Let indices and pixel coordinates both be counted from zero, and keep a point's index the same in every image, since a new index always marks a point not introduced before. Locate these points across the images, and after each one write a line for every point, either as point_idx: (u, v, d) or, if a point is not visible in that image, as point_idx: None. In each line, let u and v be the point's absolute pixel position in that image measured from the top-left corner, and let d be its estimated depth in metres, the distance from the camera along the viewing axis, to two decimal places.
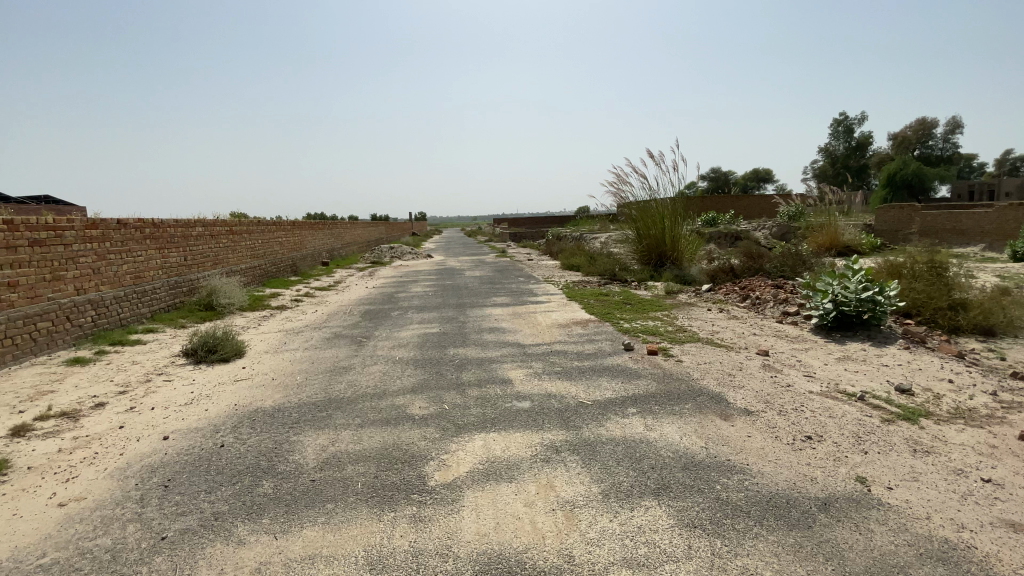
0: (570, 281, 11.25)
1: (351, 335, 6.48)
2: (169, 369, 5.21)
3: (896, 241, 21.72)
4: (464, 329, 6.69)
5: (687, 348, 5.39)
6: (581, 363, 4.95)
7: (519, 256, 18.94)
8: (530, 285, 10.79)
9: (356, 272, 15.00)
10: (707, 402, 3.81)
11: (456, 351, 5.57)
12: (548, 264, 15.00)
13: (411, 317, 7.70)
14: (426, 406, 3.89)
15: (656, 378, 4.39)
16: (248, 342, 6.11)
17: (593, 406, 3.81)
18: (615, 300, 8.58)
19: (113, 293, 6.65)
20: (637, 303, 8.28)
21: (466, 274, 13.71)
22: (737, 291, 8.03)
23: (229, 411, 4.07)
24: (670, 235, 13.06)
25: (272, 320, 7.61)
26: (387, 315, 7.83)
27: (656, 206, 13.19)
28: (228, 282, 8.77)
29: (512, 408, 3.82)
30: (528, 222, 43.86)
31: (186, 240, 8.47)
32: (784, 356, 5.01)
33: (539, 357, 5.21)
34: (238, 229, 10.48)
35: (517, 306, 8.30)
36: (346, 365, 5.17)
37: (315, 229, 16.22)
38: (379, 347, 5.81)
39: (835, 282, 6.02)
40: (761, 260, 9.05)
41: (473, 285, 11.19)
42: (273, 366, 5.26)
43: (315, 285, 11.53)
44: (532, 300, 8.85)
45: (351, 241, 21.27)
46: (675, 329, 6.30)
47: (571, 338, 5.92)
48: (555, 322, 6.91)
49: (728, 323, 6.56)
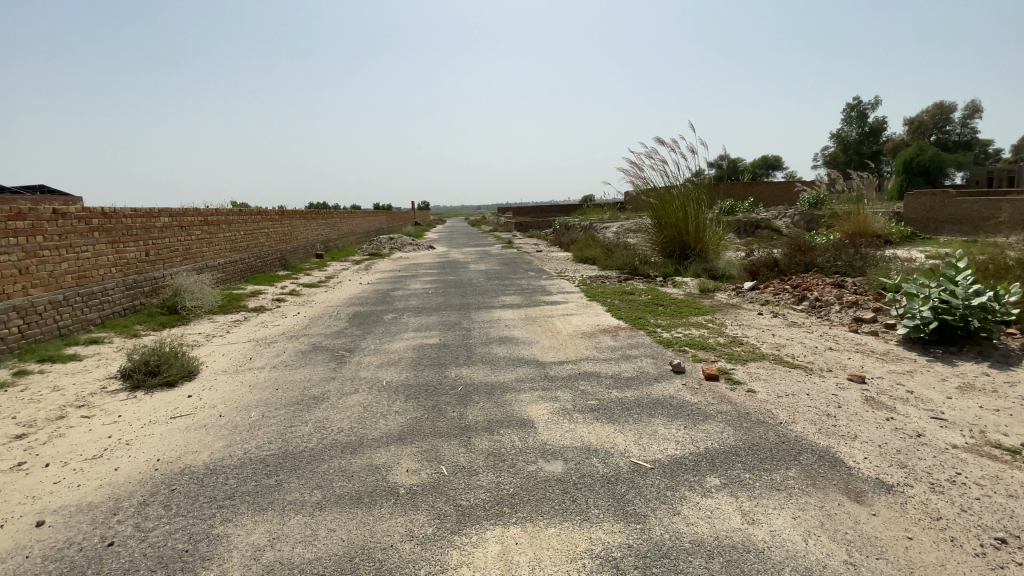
0: (586, 277, 10.02)
1: (332, 348, 5.34)
2: (93, 400, 4.08)
3: (925, 231, 20.45)
4: (468, 339, 5.53)
5: (753, 370, 4.22)
6: (620, 392, 3.79)
7: (526, 247, 17.67)
8: (542, 281, 9.59)
9: (350, 265, 13.85)
10: (819, 470, 2.66)
11: (458, 372, 4.42)
12: (559, 256, 13.76)
13: (405, 321, 6.54)
14: (416, 469, 2.76)
15: (730, 423, 3.24)
16: (202, 359, 4.96)
17: (654, 471, 2.67)
18: (643, 301, 7.37)
19: (50, 296, 5.51)
20: (670, 304, 7.07)
21: (470, 267, 12.52)
22: (789, 290, 6.82)
23: (144, 474, 2.95)
24: (694, 224, 11.81)
25: (243, 327, 6.48)
26: (377, 320, 6.67)
27: (678, 192, 11.93)
28: (197, 281, 7.65)
29: (537, 474, 2.67)
30: (532, 211, 42.51)
31: (147, 233, 7.34)
32: (886, 384, 3.86)
33: (565, 381, 4.06)
34: (215, 219, 9.34)
35: (529, 308, 7.10)
36: (317, 393, 4.04)
37: (308, 219, 14.99)
38: (362, 366, 4.66)
39: (930, 284, 4.82)
40: (811, 253, 7.84)
41: (478, 281, 10.02)
42: (225, 395, 4.11)
43: (303, 282, 10.39)
44: (546, 300, 7.67)
45: (347, 232, 20.05)
46: (728, 340, 5.12)
47: (602, 354, 4.75)
48: (578, 330, 5.74)
49: (791, 332, 5.37)
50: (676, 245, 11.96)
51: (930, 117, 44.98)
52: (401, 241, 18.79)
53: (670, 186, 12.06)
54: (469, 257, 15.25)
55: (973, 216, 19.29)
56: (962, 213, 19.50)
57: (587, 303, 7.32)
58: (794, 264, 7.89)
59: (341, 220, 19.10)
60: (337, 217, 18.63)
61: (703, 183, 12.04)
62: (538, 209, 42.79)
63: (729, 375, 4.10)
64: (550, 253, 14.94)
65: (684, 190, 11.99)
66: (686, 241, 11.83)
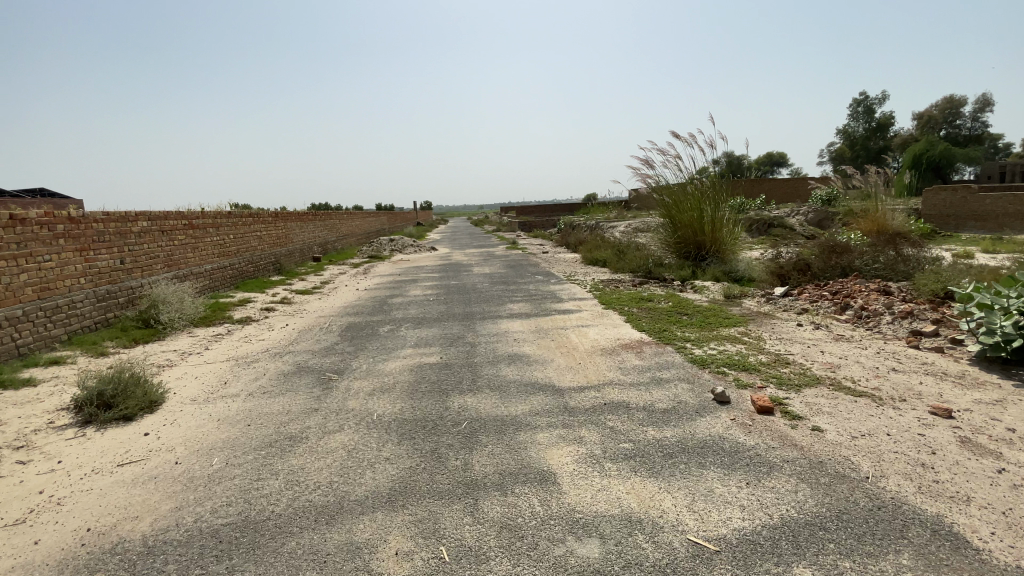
0: (598, 281, 9.35)
1: (318, 368, 4.71)
2: (34, 440, 3.46)
3: (946, 228, 19.63)
4: (472, 357, 4.88)
5: (812, 400, 3.57)
6: (658, 430, 3.14)
7: (532, 248, 17.00)
8: (551, 286, 8.93)
9: (348, 268, 13.23)
10: (943, 558, 2.02)
11: (461, 400, 3.77)
12: (567, 259, 13.08)
13: (402, 335, 5.90)
14: (408, 551, 2.13)
15: (804, 479, 2.59)
16: (171, 386, 4.34)
17: (722, 557, 2.02)
18: (665, 309, 6.70)
19: (4, 312, 4.90)
20: (695, 313, 6.41)
21: (474, 271, 11.87)
22: (829, 298, 6.14)
23: (65, 553, 2.34)
24: (711, 223, 11.12)
25: (224, 343, 5.85)
26: (372, 333, 6.04)
27: (694, 189, 11.25)
28: (178, 290, 7.03)
29: (569, 561, 2.03)
30: (536, 211, 41.89)
31: (123, 239, 6.74)
32: (977, 421, 3.20)
33: (589, 414, 3.42)
34: (201, 222, 8.73)
35: (540, 318, 6.44)
36: (295, 431, 3.41)
37: (304, 221, 14.38)
38: (350, 394, 4.02)
39: (1010, 295, 4.15)
40: (847, 255, 7.16)
41: (483, 286, 9.37)
42: (188, 434, 3.48)
43: (296, 288, 9.77)
44: (558, 308, 7.01)
45: (347, 233, 19.47)
46: (772, 359, 4.46)
47: (629, 377, 4.10)
48: (597, 345, 5.08)
49: (841, 348, 4.71)
50: (691, 246, 11.27)
51: (940, 111, 43.94)
52: (402, 243, 18.16)
53: (684, 183, 11.38)
54: (472, 259, 14.60)
55: (997, 212, 18.34)
56: (984, 209, 18.62)
57: (602, 312, 6.67)
58: (828, 267, 7.21)
59: (340, 222, 18.48)
60: (336, 218, 18.02)
61: (720, 179, 11.35)
62: (542, 208, 42.10)
63: (785, 408, 3.44)
64: (557, 254, 14.27)
65: (699, 187, 11.31)
66: (702, 240, 11.14)
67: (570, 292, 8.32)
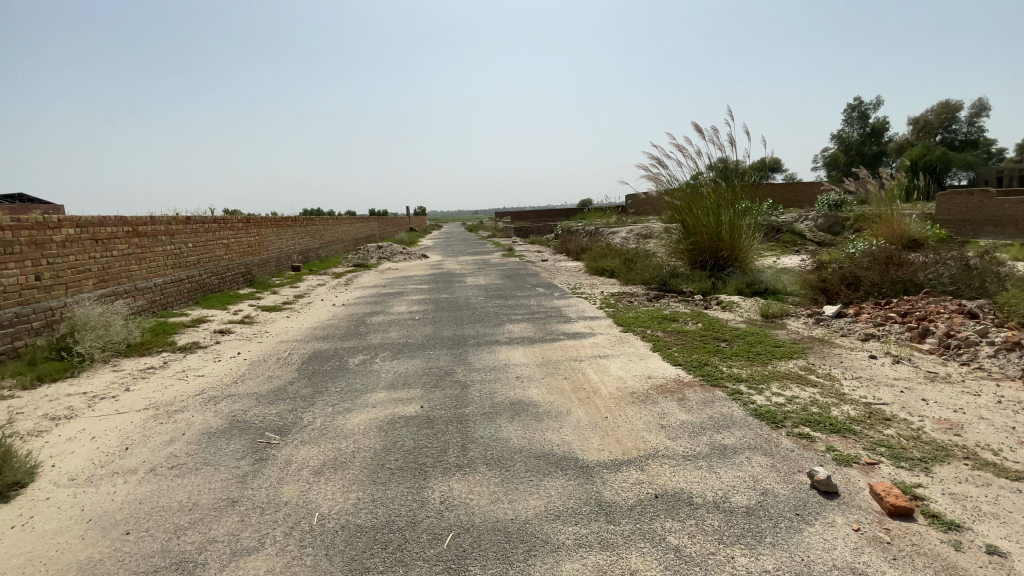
0: (609, 295, 8.21)
1: (257, 425, 3.54)
2: None
3: (962, 233, 18.64)
4: (462, 404, 3.72)
5: (959, 491, 2.44)
6: (751, 559, 2.00)
7: (529, 255, 15.86)
8: (556, 301, 7.79)
9: (329, 279, 12.02)
10: None
11: (444, 486, 2.61)
12: (569, 268, 11.93)
13: (375, 368, 4.72)
14: None
15: None
16: (43, 467, 3.14)
17: None
18: (696, 332, 5.56)
19: None
20: (736, 338, 5.27)
21: (467, 282, 10.71)
22: (901, 323, 5.05)
23: None
24: (729, 228, 10.00)
25: (153, 381, 4.67)
26: (338, 366, 4.85)
27: (710, 191, 10.15)
28: (109, 311, 5.84)
29: None
30: (531, 216, 40.90)
31: (39, 250, 5.56)
32: None
33: (635, 518, 2.28)
34: (148, 229, 7.54)
35: (546, 345, 5.28)
36: (191, 550, 2.24)
37: (283, 227, 13.18)
38: (287, 473, 2.84)
39: None
40: (907, 269, 6.07)
41: (477, 301, 8.20)
42: (30, 554, 2.31)
43: (264, 304, 8.56)
44: (567, 330, 5.85)
45: (332, 240, 18.28)
46: (863, 416, 3.34)
47: (678, 447, 2.96)
48: (625, 387, 3.94)
49: (946, 395, 3.59)
50: (707, 253, 10.14)
51: (934, 117, 43.46)
52: (391, 250, 16.96)
53: (700, 184, 10.28)
54: (465, 269, 13.42)
55: (1017, 216, 17.35)
56: (1002, 213, 17.64)
57: (621, 335, 5.52)
58: (884, 282, 6.11)
59: (324, 228, 17.28)
60: (320, 224, 16.81)
61: (739, 178, 10.24)
62: (539, 214, 41.14)
63: (927, 508, 2.32)
64: (558, 262, 13.13)
65: (716, 189, 10.20)
66: (721, 248, 10.01)
67: (578, 308, 7.17)
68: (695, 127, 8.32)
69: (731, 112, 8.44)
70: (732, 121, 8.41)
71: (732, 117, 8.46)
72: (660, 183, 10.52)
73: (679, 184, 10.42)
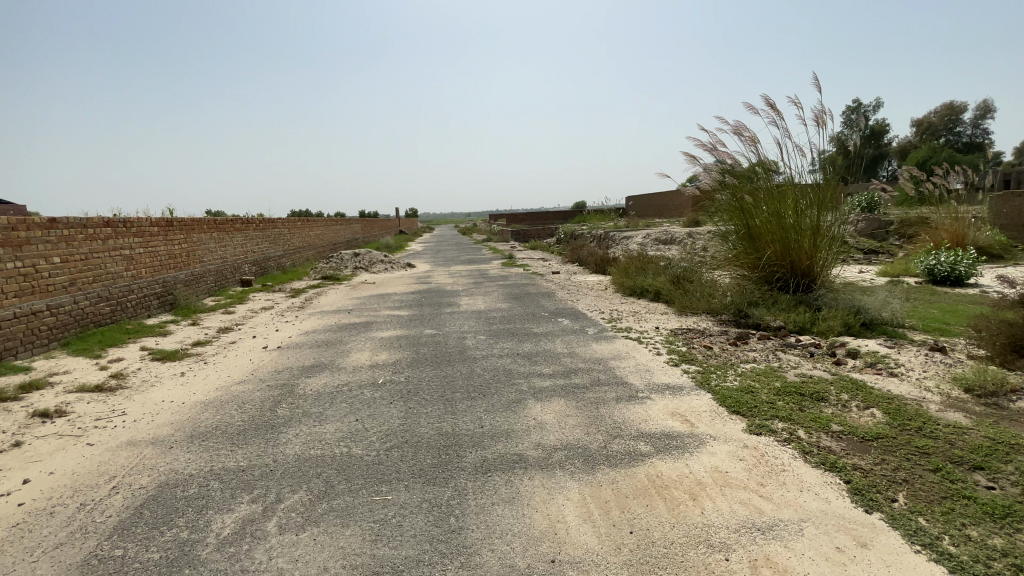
0: (671, 334, 5.57)
1: None
2: None
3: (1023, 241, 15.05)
4: None
5: None
6: None
7: (535, 265, 13.17)
8: (597, 346, 5.13)
9: (281, 299, 9.28)
10: None
11: None
12: (591, 285, 9.29)
13: (255, 571, 2.05)
14: None
15: None
16: None
17: None
18: (896, 438, 3.02)
19: None
20: (993, 461, 2.69)
21: (461, 305, 8.02)
22: None
23: None
24: (814, 235, 7.34)
25: None
26: (173, 556, 2.18)
27: (789, 186, 7.55)
28: None
29: None
30: (529, 219, 38.24)
31: None
32: None
33: None
34: None
35: (620, 475, 2.63)
36: None
37: (228, 231, 10.45)
38: None
39: None
40: None
41: (477, 342, 5.53)
42: None
43: (164, 346, 5.86)
44: (644, 427, 3.19)
45: (302, 244, 15.52)
46: None
47: None
48: None
49: None
50: (784, 268, 7.47)
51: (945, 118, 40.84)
52: (369, 258, 14.21)
53: (768, 175, 7.70)
54: (458, 284, 10.70)
55: None
56: None
57: (758, 446, 2.94)
58: None
59: (291, 231, 14.50)
60: (285, 226, 14.06)
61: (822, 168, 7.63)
62: (537, 216, 38.49)
63: None
64: (574, 277, 10.46)
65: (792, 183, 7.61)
66: (802, 263, 7.39)
67: (637, 363, 4.50)
68: (768, 98, 5.93)
69: (816, 81, 6.03)
70: (818, 95, 6.02)
71: (818, 88, 6.07)
72: (710, 178, 8.05)
73: (742, 175, 7.83)
